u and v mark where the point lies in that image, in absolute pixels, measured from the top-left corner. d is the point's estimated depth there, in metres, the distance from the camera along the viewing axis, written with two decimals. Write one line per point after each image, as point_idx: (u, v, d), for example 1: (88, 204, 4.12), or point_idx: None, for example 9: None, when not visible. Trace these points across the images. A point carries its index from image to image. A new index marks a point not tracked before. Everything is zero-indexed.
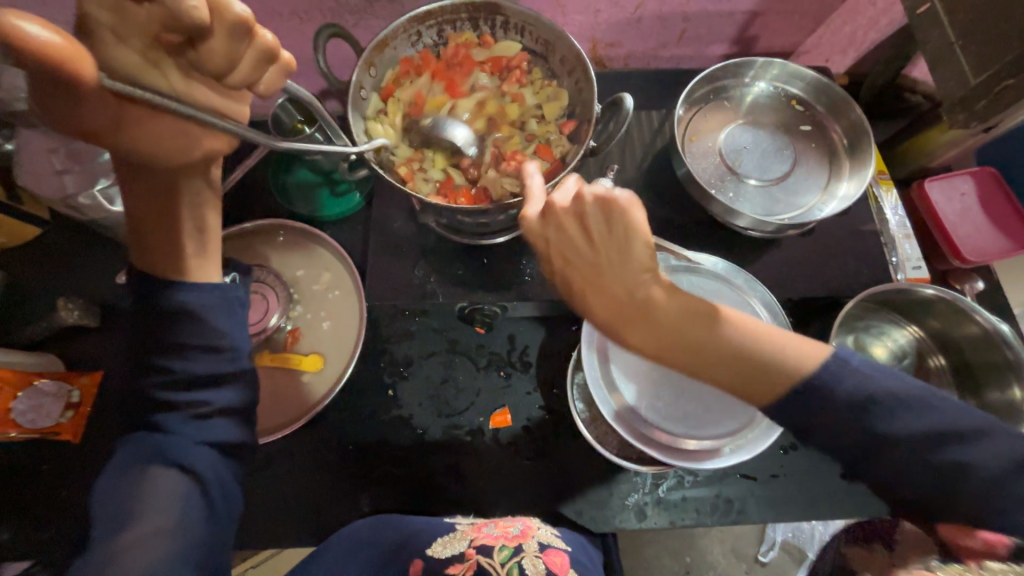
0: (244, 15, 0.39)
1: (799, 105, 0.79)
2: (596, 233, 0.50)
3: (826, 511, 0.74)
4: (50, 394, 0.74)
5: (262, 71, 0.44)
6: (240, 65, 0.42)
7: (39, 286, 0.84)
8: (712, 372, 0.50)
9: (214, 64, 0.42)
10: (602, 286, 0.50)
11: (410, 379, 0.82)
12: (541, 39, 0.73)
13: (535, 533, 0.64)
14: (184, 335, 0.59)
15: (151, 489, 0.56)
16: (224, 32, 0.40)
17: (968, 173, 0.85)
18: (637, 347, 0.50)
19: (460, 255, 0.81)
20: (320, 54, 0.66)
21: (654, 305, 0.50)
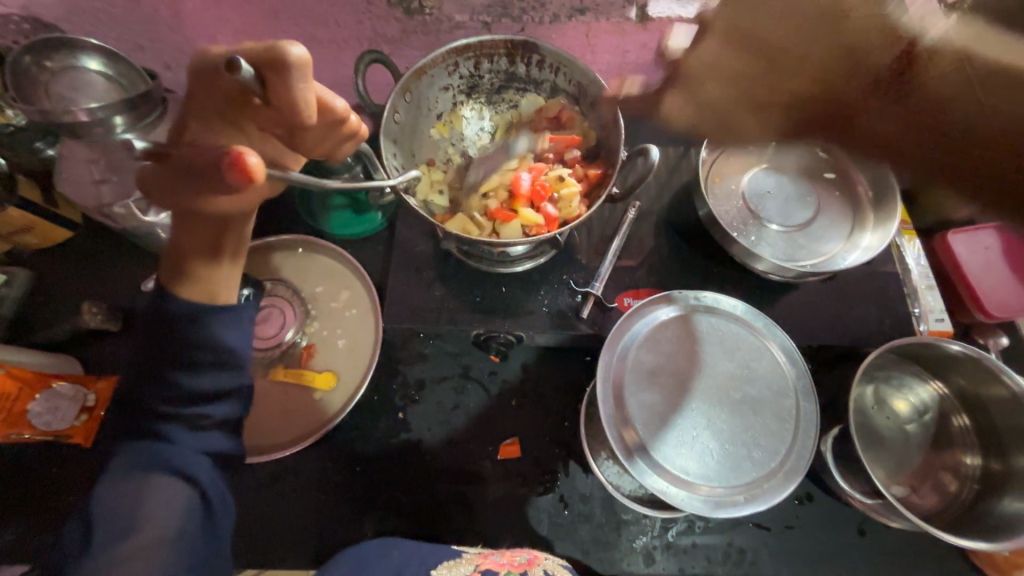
0: (344, 108, 0.52)
1: (824, 153, 0.79)
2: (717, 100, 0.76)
3: (843, 569, 0.72)
4: (67, 397, 0.75)
5: (341, 144, 0.56)
6: (327, 140, 0.54)
7: (64, 288, 0.86)
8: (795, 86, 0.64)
9: (306, 141, 0.53)
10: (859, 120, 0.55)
11: (421, 402, 0.81)
12: (574, 81, 0.75)
13: (542, 562, 0.63)
14: (193, 352, 0.59)
15: (149, 497, 0.56)
16: (325, 123, 0.52)
17: (991, 227, 0.84)
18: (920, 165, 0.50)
19: (479, 282, 0.82)
20: (360, 79, 0.68)
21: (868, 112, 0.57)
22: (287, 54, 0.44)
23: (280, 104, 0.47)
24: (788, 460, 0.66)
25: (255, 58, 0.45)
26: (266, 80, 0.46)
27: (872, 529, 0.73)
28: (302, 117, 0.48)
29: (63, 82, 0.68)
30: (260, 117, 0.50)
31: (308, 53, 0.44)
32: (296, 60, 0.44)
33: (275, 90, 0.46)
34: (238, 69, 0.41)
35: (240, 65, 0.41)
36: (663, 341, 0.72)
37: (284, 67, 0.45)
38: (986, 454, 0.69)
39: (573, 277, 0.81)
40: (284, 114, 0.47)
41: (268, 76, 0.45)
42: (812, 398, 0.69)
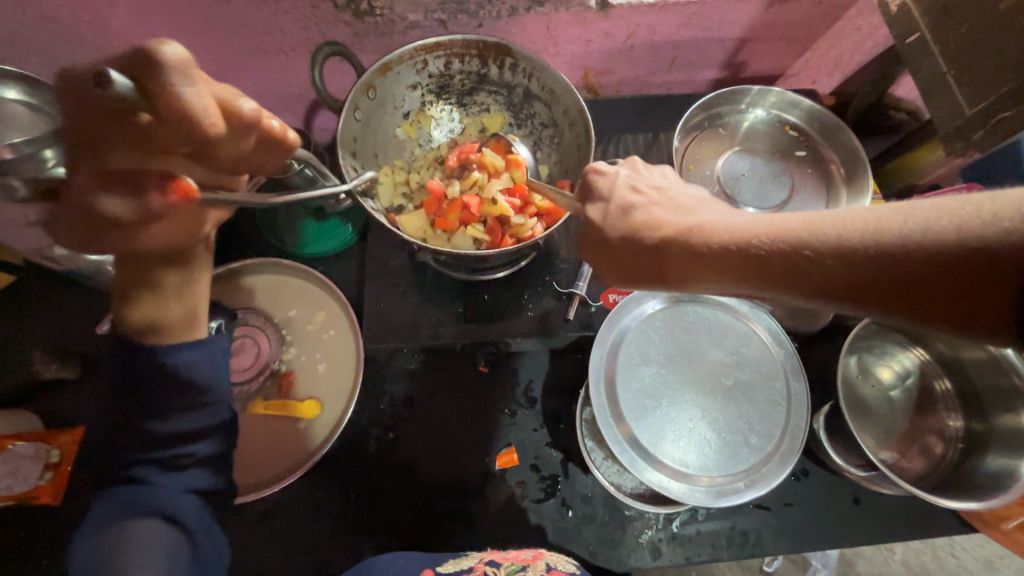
0: (253, 109, 0.47)
1: (793, 130, 0.77)
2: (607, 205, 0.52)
3: (842, 539, 0.73)
4: (28, 456, 0.70)
5: (268, 154, 0.53)
6: (248, 148, 0.50)
7: (11, 338, 0.79)
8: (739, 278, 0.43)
9: (223, 154, 0.49)
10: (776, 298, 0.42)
11: (412, 420, 0.79)
12: (547, 87, 0.71)
13: (546, 555, 0.65)
14: (166, 394, 0.56)
15: (131, 542, 0.52)
16: (234, 129, 0.47)
17: (957, 191, 0.86)
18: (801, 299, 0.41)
19: (461, 291, 0.79)
20: (314, 70, 0.64)
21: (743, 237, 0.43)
22: (161, 56, 0.40)
23: (168, 114, 0.42)
24: (785, 438, 0.66)
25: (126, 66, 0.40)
26: (147, 89, 0.40)
27: (867, 498, 0.75)
28: (203, 124, 0.43)
29: None
30: (160, 132, 0.45)
31: (186, 50, 0.41)
32: (173, 60, 0.40)
33: (157, 96, 0.40)
34: (108, 80, 0.36)
35: (111, 74, 0.37)
36: (653, 333, 0.72)
37: (164, 68, 0.40)
38: (969, 416, 0.71)
39: (557, 278, 0.79)
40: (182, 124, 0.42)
41: (148, 83, 0.40)
42: (801, 375, 0.69)
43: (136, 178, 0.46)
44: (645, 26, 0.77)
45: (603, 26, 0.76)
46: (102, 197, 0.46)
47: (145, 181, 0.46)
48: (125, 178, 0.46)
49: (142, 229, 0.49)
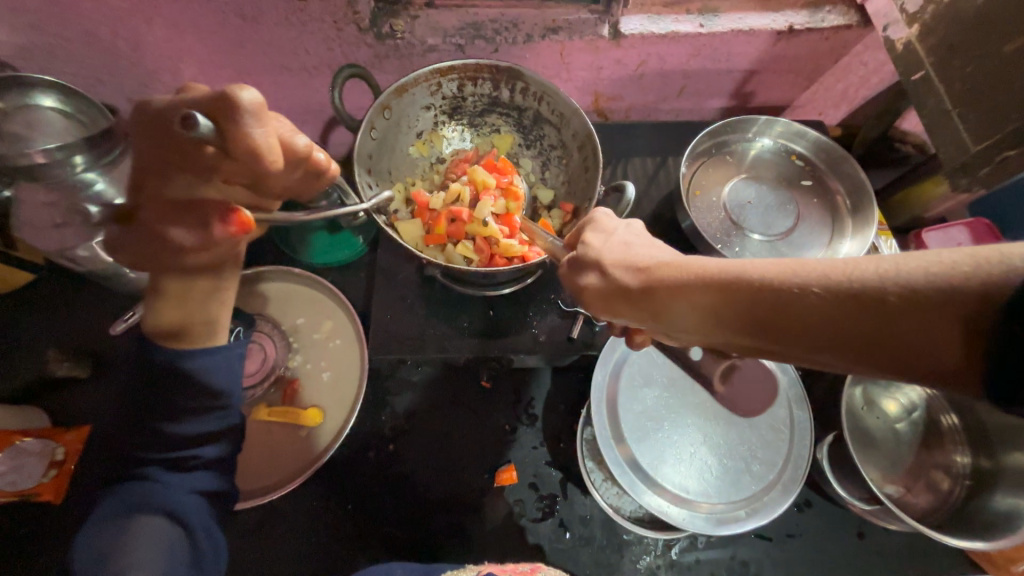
0: (306, 146, 0.48)
1: (800, 161, 0.78)
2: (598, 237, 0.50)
3: (846, 574, 0.72)
4: (34, 453, 0.71)
5: (307, 181, 0.54)
6: (294, 178, 0.52)
7: (27, 336, 0.81)
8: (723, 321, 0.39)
9: (270, 184, 0.51)
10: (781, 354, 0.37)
11: (412, 433, 0.79)
12: (557, 110, 0.73)
13: (546, 569, 0.63)
14: (181, 395, 0.57)
15: (130, 540, 0.52)
16: (291, 165, 0.49)
17: (964, 224, 0.86)
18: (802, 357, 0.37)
19: (466, 305, 0.80)
20: (336, 90, 0.66)
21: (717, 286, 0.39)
22: (238, 97, 0.42)
23: (237, 151, 0.43)
24: (787, 469, 0.66)
25: (206, 105, 0.42)
26: (222, 129, 0.42)
27: (871, 532, 0.73)
28: (266, 162, 0.44)
29: (14, 122, 0.65)
30: (222, 163, 0.47)
31: (261, 95, 0.42)
32: (248, 104, 0.42)
33: (230, 137, 0.42)
34: (192, 124, 0.37)
35: (195, 119, 0.38)
36: (655, 357, 0.72)
37: (240, 108, 0.42)
38: (976, 452, 0.70)
39: (562, 296, 0.80)
40: (247, 164, 0.44)
41: (225, 124, 0.42)
42: (805, 404, 0.69)
43: (198, 208, 0.49)
44: (655, 55, 0.79)
45: (614, 54, 0.78)
46: (169, 224, 0.51)
47: (206, 213, 0.49)
48: (178, 207, 0.50)
49: (193, 254, 0.53)
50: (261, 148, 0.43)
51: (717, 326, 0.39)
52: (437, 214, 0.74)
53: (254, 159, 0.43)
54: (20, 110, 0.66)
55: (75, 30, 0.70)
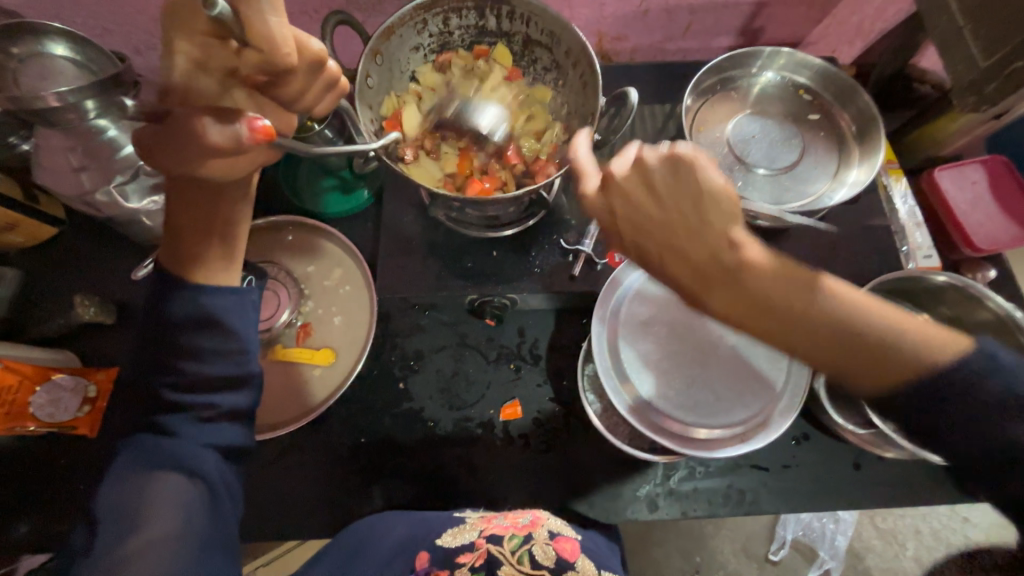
0: (320, 50, 0.54)
1: (806, 94, 0.77)
2: (669, 186, 0.52)
3: (840, 500, 0.74)
4: (68, 389, 0.75)
5: (325, 96, 0.58)
6: (311, 88, 0.56)
7: (53, 286, 0.86)
8: (770, 324, 0.51)
9: (290, 92, 0.55)
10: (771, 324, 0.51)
11: (421, 372, 0.82)
12: (547, 30, 0.72)
13: (545, 521, 0.64)
14: (200, 338, 0.58)
15: (153, 494, 0.55)
16: (307, 66, 0.54)
17: (979, 163, 0.84)
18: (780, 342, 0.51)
19: (469, 248, 0.81)
20: (326, 39, 0.65)
21: (746, 275, 0.51)
22: None
23: (254, 42, 0.49)
24: (783, 400, 0.67)
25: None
26: (242, 17, 0.48)
27: (868, 463, 0.75)
28: (280, 53, 0.50)
29: (26, 66, 0.67)
30: (240, 61, 0.51)
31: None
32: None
33: (251, 26, 0.48)
34: (210, 4, 0.44)
35: (215, 1, 0.44)
36: (657, 291, 0.73)
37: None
38: None
39: (563, 236, 0.81)
40: (264, 54, 0.50)
41: (244, 12, 0.48)
42: None
43: (226, 111, 0.51)
44: None
45: None
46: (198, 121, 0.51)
47: (236, 115, 0.51)
48: (212, 112, 0.51)
49: (210, 161, 0.52)
50: (274, 38, 0.49)
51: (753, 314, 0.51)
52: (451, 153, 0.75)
53: (268, 44, 0.49)
54: (33, 54, 0.67)
55: None
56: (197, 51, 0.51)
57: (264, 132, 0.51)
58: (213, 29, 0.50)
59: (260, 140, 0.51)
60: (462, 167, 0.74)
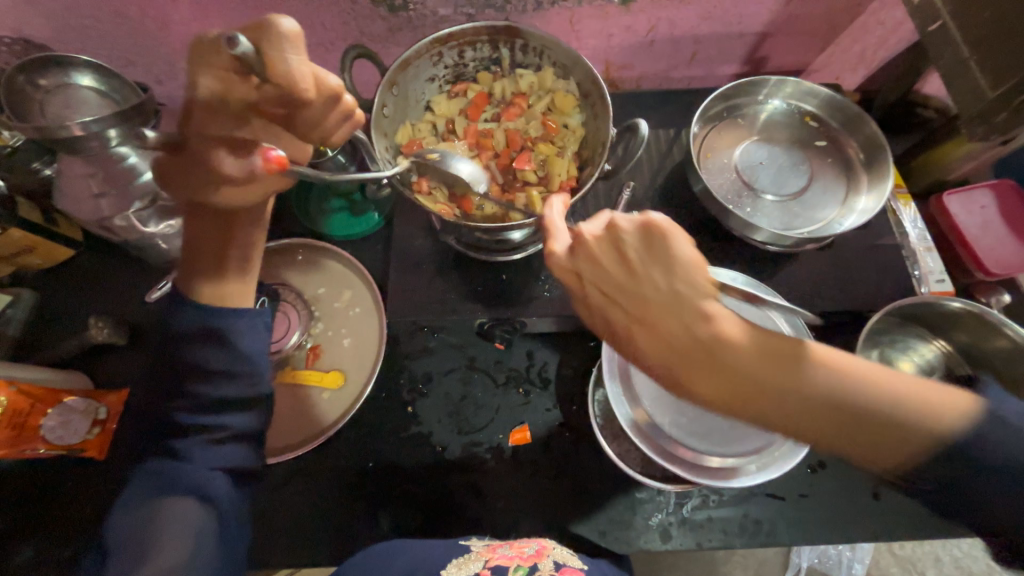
0: (336, 86, 0.54)
1: (812, 121, 0.78)
2: (639, 263, 0.48)
3: (859, 530, 0.72)
4: (79, 410, 0.76)
5: (340, 127, 0.58)
6: (326, 122, 0.57)
7: (67, 307, 0.87)
8: (763, 407, 0.46)
9: (304, 123, 0.56)
10: (757, 401, 0.46)
11: (429, 396, 0.82)
12: (560, 62, 0.74)
13: (550, 552, 0.64)
14: (211, 360, 0.58)
15: (164, 519, 0.54)
16: (322, 100, 0.54)
17: (988, 187, 0.84)
18: (771, 420, 0.46)
19: (479, 271, 0.82)
20: (347, 76, 0.68)
21: (728, 347, 0.46)
22: (279, 27, 0.48)
23: (274, 77, 0.50)
24: None
25: (252, 37, 0.49)
26: (263, 53, 0.49)
27: (887, 493, 0.73)
28: (298, 89, 0.51)
29: (53, 97, 0.69)
30: (261, 96, 0.53)
31: (298, 25, 0.49)
32: (288, 32, 0.48)
33: (270, 61, 0.49)
34: (234, 42, 0.44)
35: (238, 39, 0.44)
36: None
37: (278, 38, 0.48)
38: None
39: None
40: (283, 87, 0.51)
41: (264, 47, 0.49)
42: None
43: (245, 143, 0.55)
44: (665, 20, 0.80)
45: (624, 20, 0.79)
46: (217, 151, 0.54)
47: (252, 145, 0.55)
48: (230, 143, 0.54)
49: (228, 187, 0.55)
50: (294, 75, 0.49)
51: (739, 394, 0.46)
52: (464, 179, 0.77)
53: (288, 82, 0.50)
54: (59, 85, 0.69)
55: (108, 10, 0.74)
56: (217, 85, 0.53)
57: (278, 162, 0.53)
58: (234, 65, 0.51)
59: (274, 169, 0.54)
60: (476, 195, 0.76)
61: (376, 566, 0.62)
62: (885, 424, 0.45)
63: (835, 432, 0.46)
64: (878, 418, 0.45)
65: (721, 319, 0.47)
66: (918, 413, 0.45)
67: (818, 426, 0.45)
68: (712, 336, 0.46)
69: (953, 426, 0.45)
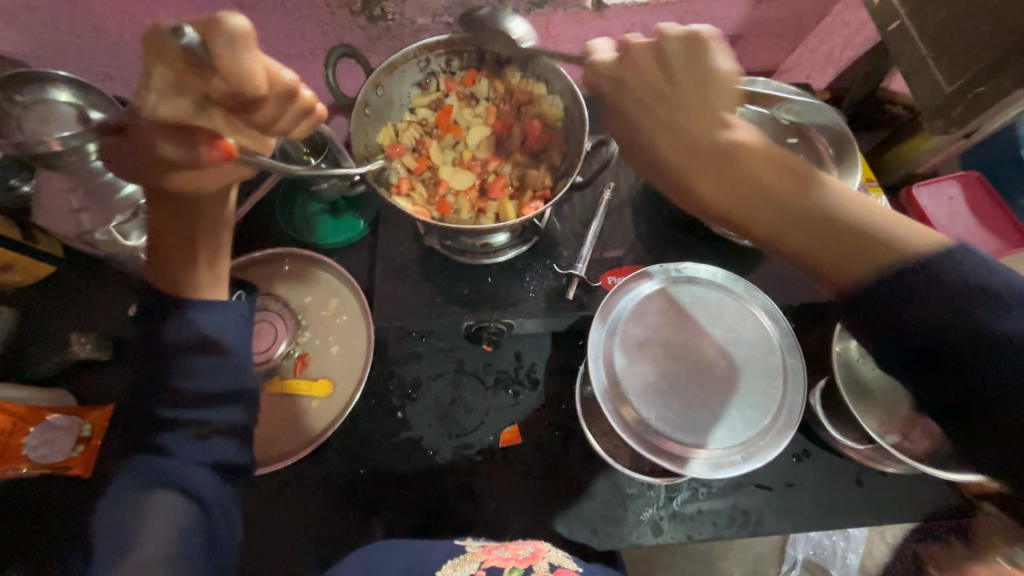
0: (293, 81, 0.53)
1: (784, 119, 0.80)
2: (681, 80, 0.57)
3: (845, 517, 0.73)
4: (62, 428, 0.74)
5: (300, 122, 0.56)
6: (282, 118, 0.55)
7: (49, 324, 0.86)
8: (722, 188, 0.56)
9: (262, 119, 0.55)
10: (729, 185, 0.55)
11: (419, 401, 0.82)
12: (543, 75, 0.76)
13: (546, 554, 0.64)
14: (193, 358, 0.59)
15: (151, 515, 0.54)
16: (277, 95, 0.53)
17: (955, 179, 0.87)
18: (708, 197, 0.56)
19: (465, 275, 0.83)
20: (330, 70, 0.68)
21: (732, 149, 0.56)
22: (231, 23, 0.48)
23: (222, 69, 0.49)
24: (778, 414, 0.67)
25: (201, 27, 0.48)
26: (212, 47, 0.48)
27: (870, 479, 0.75)
28: (249, 84, 0.50)
29: (30, 113, 0.69)
30: (211, 87, 0.52)
31: (250, 23, 0.49)
32: (238, 28, 0.48)
33: (218, 55, 0.48)
34: (180, 33, 0.45)
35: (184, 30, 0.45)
36: (648, 314, 0.73)
37: (228, 35, 0.48)
38: None
39: (557, 261, 0.82)
40: (234, 86, 0.50)
41: (213, 44, 0.48)
42: (797, 352, 0.71)
43: (195, 132, 0.56)
44: (639, 25, 0.82)
45: (599, 25, 0.81)
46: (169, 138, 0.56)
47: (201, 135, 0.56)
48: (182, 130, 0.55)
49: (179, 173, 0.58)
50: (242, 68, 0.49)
51: (705, 171, 0.56)
52: (443, 186, 0.79)
53: (235, 74, 0.49)
54: (36, 100, 0.69)
55: (86, 26, 0.74)
56: (169, 75, 0.52)
57: (227, 150, 0.57)
58: (183, 55, 0.50)
59: (222, 158, 0.57)
60: (454, 201, 0.78)
61: (371, 564, 0.63)
62: (879, 239, 0.51)
63: (812, 233, 0.53)
64: (870, 234, 0.51)
65: (727, 130, 0.57)
66: (910, 233, 0.51)
67: (793, 220, 0.54)
68: (675, 125, 0.57)
69: (925, 249, 0.49)
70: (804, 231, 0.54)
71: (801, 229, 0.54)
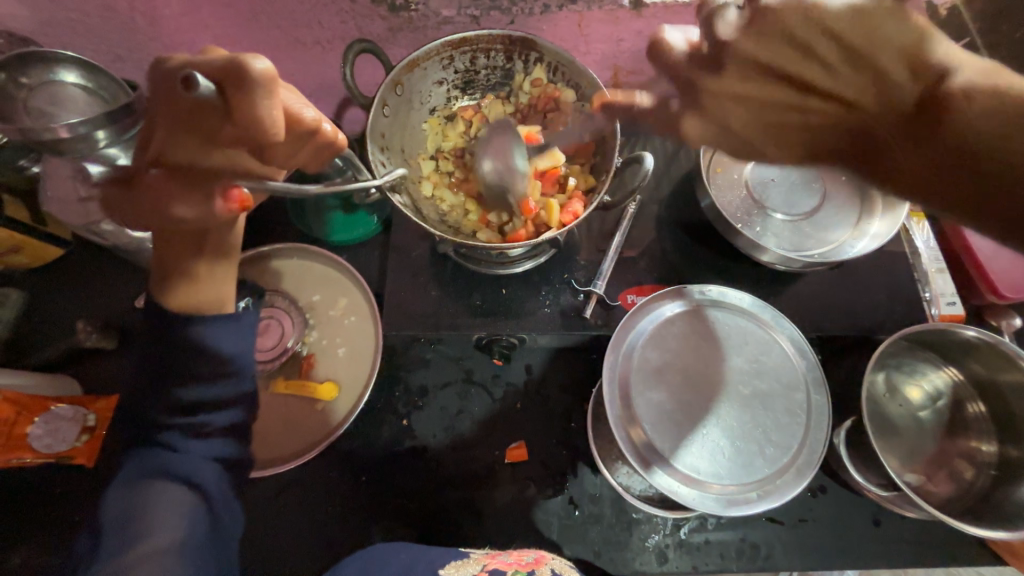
0: (314, 118, 0.51)
1: None
2: (829, 55, 0.47)
3: (858, 558, 0.71)
4: (67, 418, 0.73)
5: (316, 155, 0.55)
6: (301, 152, 0.53)
7: (56, 308, 0.85)
8: (915, 154, 0.45)
9: (275, 156, 0.52)
10: (922, 164, 0.45)
11: (425, 409, 0.80)
12: (573, 80, 0.72)
13: (550, 561, 0.63)
14: (194, 360, 0.57)
15: (152, 507, 0.53)
16: (298, 132, 0.50)
17: None
18: (897, 173, 0.47)
19: (478, 284, 0.81)
20: (347, 68, 0.64)
21: (930, 110, 0.44)
22: (251, 67, 0.42)
23: (239, 115, 0.44)
24: (800, 450, 0.65)
25: (215, 74, 0.43)
26: (227, 93, 0.43)
27: (887, 520, 0.72)
28: (268, 133, 0.45)
29: (38, 96, 0.66)
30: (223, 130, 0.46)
31: (272, 66, 0.43)
32: (260, 74, 0.42)
33: (237, 106, 0.43)
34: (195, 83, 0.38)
35: (196, 78, 0.38)
36: (668, 337, 0.70)
37: (251, 81, 0.43)
38: (1002, 441, 0.68)
39: (574, 276, 0.80)
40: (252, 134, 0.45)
41: (230, 91, 0.43)
42: (823, 389, 0.68)
43: (201, 177, 0.50)
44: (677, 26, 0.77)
45: (635, 25, 0.76)
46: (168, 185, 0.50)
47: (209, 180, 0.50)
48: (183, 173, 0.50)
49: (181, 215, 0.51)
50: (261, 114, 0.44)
51: (912, 146, 0.45)
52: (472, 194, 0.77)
53: (250, 121, 0.44)
54: (43, 82, 0.66)
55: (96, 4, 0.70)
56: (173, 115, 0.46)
57: (241, 201, 0.50)
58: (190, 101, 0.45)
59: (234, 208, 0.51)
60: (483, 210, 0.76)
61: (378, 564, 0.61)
62: None
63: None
64: None
65: (898, 89, 0.45)
66: None
67: (1000, 179, 0.42)
68: (820, 99, 0.48)
69: None
70: (1007, 172, 0.42)
71: (1021, 196, 0.42)
